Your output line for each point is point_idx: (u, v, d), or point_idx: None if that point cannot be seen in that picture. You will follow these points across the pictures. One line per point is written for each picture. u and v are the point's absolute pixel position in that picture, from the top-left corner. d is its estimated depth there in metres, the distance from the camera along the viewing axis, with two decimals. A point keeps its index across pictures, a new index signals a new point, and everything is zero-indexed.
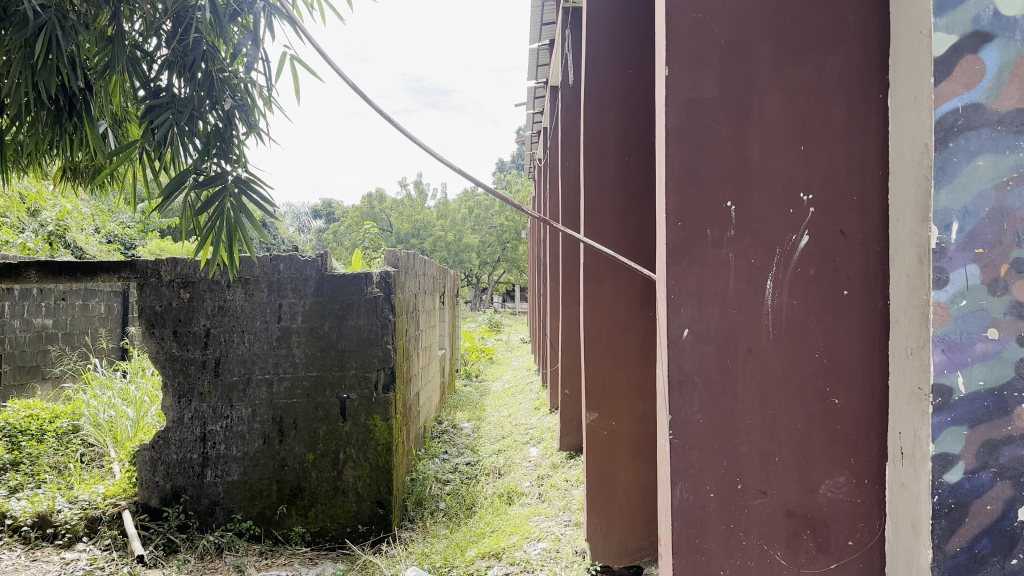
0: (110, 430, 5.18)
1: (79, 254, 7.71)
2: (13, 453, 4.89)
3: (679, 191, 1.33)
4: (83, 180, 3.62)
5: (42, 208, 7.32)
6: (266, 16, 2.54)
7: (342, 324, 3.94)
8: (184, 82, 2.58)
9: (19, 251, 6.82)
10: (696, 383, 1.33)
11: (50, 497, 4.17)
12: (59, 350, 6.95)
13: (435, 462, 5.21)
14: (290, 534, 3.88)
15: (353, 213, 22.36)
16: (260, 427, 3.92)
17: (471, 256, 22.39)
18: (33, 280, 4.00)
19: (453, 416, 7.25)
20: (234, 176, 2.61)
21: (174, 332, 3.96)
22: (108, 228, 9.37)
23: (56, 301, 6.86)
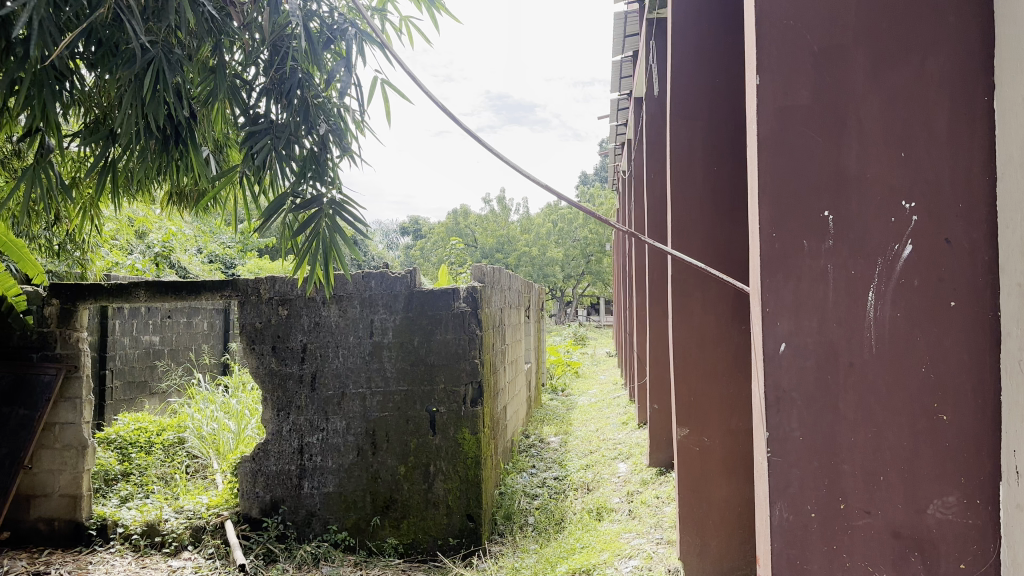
0: (213, 442, 5.35)
1: (183, 273, 8.17)
2: (125, 464, 5.22)
3: (773, 201, 1.32)
4: (188, 204, 3.81)
5: (150, 231, 7.85)
6: (358, 42, 2.62)
7: (431, 339, 4.02)
8: (281, 108, 2.69)
9: (128, 272, 7.20)
10: (795, 399, 1.30)
11: (159, 506, 4.41)
12: (166, 366, 7.32)
13: (523, 476, 5.23)
14: (383, 545, 3.96)
15: (438, 229, 22.82)
16: (354, 439, 4.02)
17: (555, 269, 22.45)
18: (142, 299, 4.21)
19: (540, 430, 7.28)
20: (329, 198, 2.71)
21: (273, 347, 4.12)
22: (209, 248, 9.88)
23: (163, 319, 7.24)
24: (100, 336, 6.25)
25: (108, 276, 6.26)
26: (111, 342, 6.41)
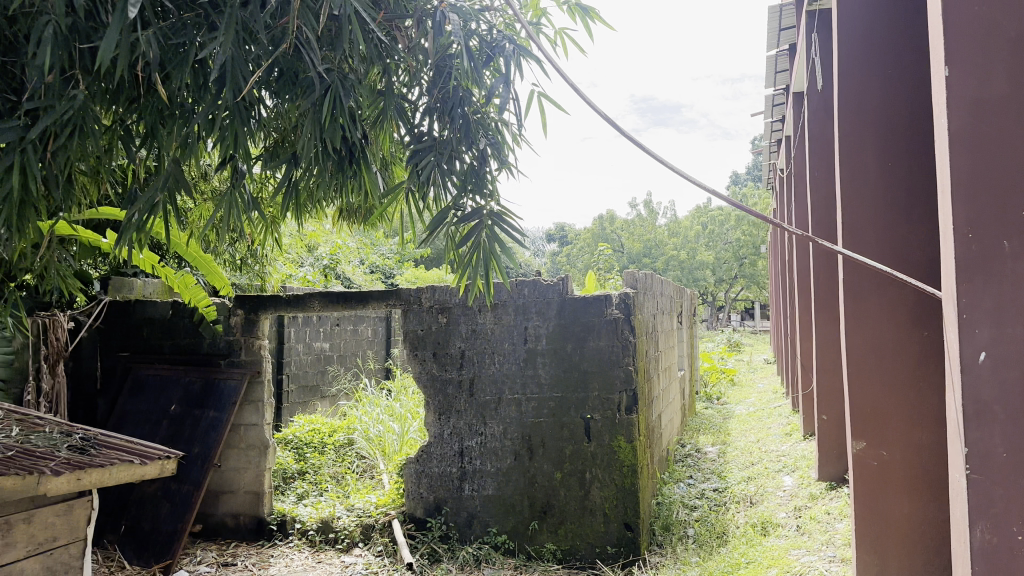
0: (379, 444, 5.64)
1: (348, 283, 8.68)
2: (301, 463, 5.61)
3: (972, 207, 1.39)
4: (356, 220, 4.03)
5: (319, 245, 8.42)
6: (515, 58, 2.69)
7: (584, 346, 4.04)
8: (444, 126, 2.81)
9: (301, 282, 7.73)
10: (998, 410, 1.36)
11: (332, 505, 4.72)
12: (335, 371, 7.79)
13: (681, 487, 5.12)
14: (542, 550, 4.00)
15: (587, 236, 22.85)
16: (512, 444, 4.10)
17: (708, 274, 21.84)
18: (314, 309, 4.50)
19: (696, 440, 7.10)
20: (488, 209, 2.80)
21: (433, 353, 4.28)
22: (370, 260, 10.41)
23: (331, 326, 7.70)
24: (276, 343, 6.74)
25: (284, 287, 6.78)
26: (286, 348, 6.89)
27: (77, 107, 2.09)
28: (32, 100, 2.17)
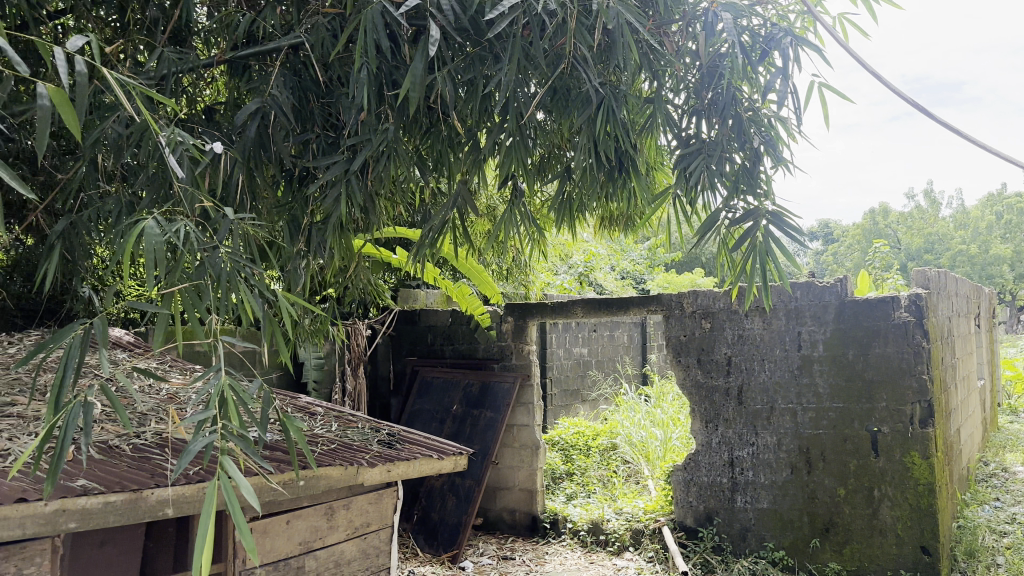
0: (643, 450, 5.68)
1: (601, 290, 9.01)
2: (569, 465, 5.81)
3: None
4: (619, 228, 4.08)
5: (575, 253, 8.81)
6: (793, 49, 2.55)
7: (868, 352, 3.72)
8: (716, 127, 2.73)
9: (559, 290, 8.21)
10: None
11: (601, 507, 4.84)
12: (596, 377, 7.95)
13: (986, 509, 4.55)
14: (825, 570, 3.76)
15: (857, 231, 21.14)
16: (788, 456, 3.90)
17: (1007, 269, 19.21)
18: (580, 315, 4.63)
19: (999, 457, 6.28)
20: (764, 210, 2.64)
21: (698, 359, 4.19)
22: (622, 265, 10.49)
23: (590, 332, 7.84)
24: (540, 348, 6.98)
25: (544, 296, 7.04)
26: (549, 354, 7.12)
27: (387, 140, 2.36)
28: (350, 137, 2.48)
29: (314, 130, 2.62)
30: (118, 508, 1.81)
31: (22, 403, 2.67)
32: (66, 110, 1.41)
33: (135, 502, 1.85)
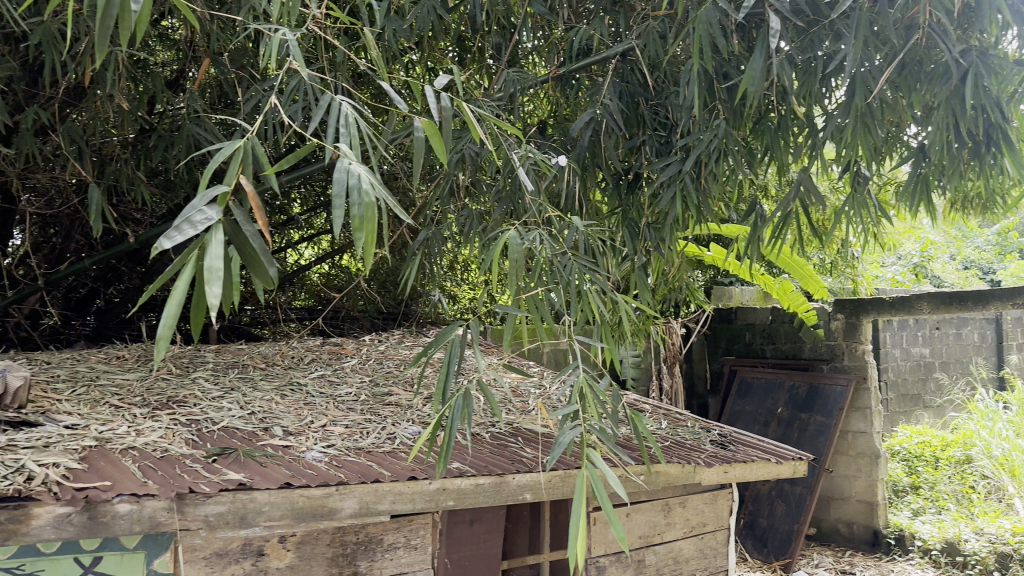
0: (1005, 464, 5.14)
1: (937, 281, 8.46)
2: (913, 477, 5.33)
3: None
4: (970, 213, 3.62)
5: (909, 242, 8.25)
6: None
7: None
8: None
9: (890, 282, 7.83)
10: None
11: (958, 525, 4.62)
12: (944, 382, 6.74)
13: None
14: None
15: None
16: None
17: None
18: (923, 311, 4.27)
19: None
20: None
21: None
22: (965, 251, 9.04)
23: (931, 330, 6.67)
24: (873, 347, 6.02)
25: (873, 289, 6.39)
26: (881, 355, 6.16)
27: (721, 136, 2.38)
28: (684, 136, 2.55)
29: (645, 131, 2.70)
30: (486, 490, 2.10)
31: (399, 396, 3.15)
32: (437, 138, 1.61)
33: (500, 485, 2.13)
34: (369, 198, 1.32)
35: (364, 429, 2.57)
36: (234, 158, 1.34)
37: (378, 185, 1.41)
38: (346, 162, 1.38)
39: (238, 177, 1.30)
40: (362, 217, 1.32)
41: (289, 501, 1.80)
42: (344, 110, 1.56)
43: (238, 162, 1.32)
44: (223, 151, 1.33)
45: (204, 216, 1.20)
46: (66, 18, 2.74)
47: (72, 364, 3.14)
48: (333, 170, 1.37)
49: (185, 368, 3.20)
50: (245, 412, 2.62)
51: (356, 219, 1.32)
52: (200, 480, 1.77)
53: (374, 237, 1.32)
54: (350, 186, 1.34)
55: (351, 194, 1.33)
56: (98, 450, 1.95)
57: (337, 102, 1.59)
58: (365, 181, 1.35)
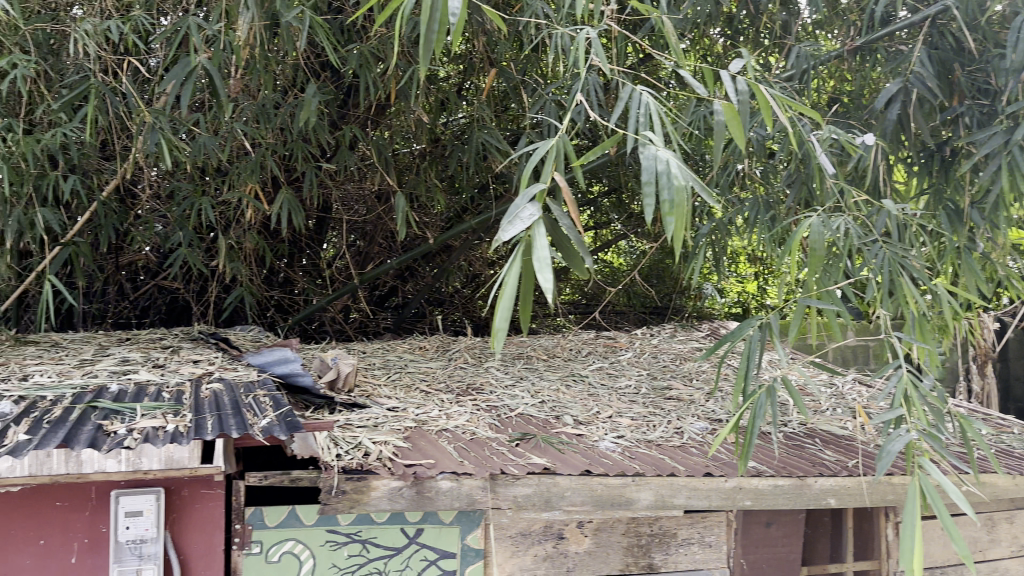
0: None
1: None
2: None
3: None
4: None
5: None
6: None
7: None
8: None
9: None
10: None
11: None
12: None
13: None
14: None
15: None
16: None
17: None
18: None
19: None
20: None
21: None
22: None
23: None
24: None
25: None
26: None
27: None
28: (1013, 102, 2.29)
29: (964, 101, 2.46)
30: (786, 492, 2.19)
31: (678, 387, 3.17)
32: (735, 120, 1.69)
33: (801, 488, 2.21)
34: (678, 181, 1.54)
35: (650, 421, 2.60)
36: (546, 159, 1.67)
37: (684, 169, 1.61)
38: (653, 149, 1.60)
39: (550, 177, 1.63)
40: (671, 200, 1.54)
41: (589, 488, 1.99)
42: (644, 102, 1.80)
43: (552, 164, 1.65)
44: (538, 153, 1.67)
45: (529, 210, 1.52)
46: (379, 43, 3.09)
47: (383, 353, 3.52)
48: (642, 157, 1.59)
49: (478, 358, 3.48)
50: (536, 400, 2.77)
51: (665, 202, 1.54)
52: (511, 462, 2.00)
53: (682, 219, 1.55)
54: (659, 172, 1.56)
55: (660, 179, 1.55)
56: (417, 431, 2.21)
57: (637, 94, 1.82)
58: (671, 166, 1.57)
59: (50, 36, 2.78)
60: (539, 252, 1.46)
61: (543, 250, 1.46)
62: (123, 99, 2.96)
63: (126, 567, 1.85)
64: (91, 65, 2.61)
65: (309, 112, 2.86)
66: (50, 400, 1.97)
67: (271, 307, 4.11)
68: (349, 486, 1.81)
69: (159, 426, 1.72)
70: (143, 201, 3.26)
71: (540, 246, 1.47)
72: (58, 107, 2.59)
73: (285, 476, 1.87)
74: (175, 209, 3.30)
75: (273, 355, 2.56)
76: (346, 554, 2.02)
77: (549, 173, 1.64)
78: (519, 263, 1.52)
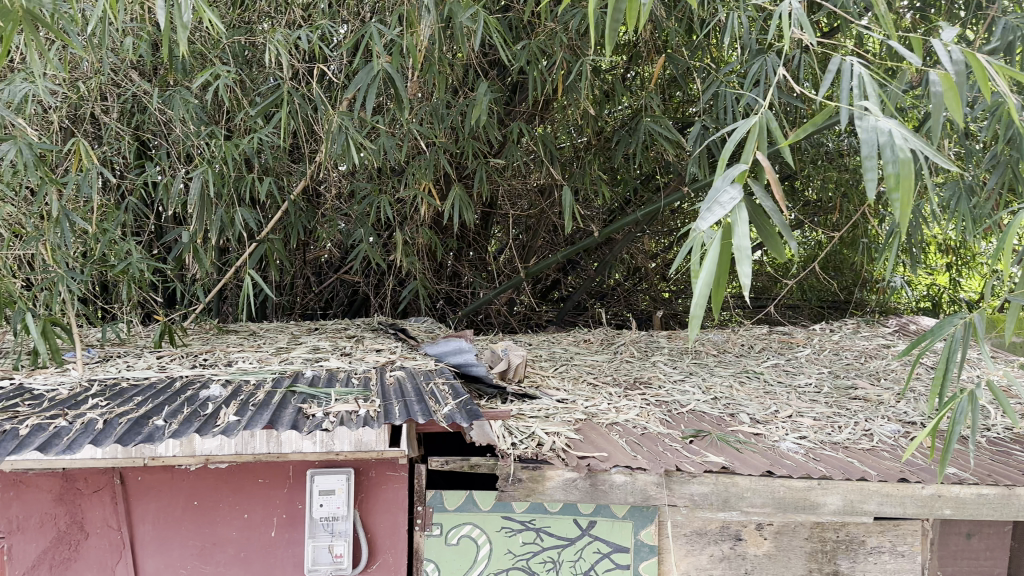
0: None
1: None
2: None
3: None
4: None
5: None
6: None
7: None
8: None
9: None
10: None
11: None
12: None
13: None
14: None
15: None
16: None
17: None
18: None
19: None
20: None
21: None
22: None
23: None
24: None
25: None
26: None
27: None
28: None
29: None
30: (991, 502, 2.00)
31: (864, 387, 2.98)
32: (953, 92, 1.54)
33: (1008, 498, 2.01)
34: (904, 155, 1.39)
35: (836, 422, 2.46)
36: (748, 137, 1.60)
37: (912, 138, 1.46)
38: (873, 120, 1.47)
39: (752, 156, 1.57)
40: (897, 174, 1.40)
41: (770, 489, 1.92)
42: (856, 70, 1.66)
43: (753, 141, 1.58)
44: (739, 131, 1.60)
45: (729, 195, 1.49)
46: (547, 39, 3.13)
47: (551, 345, 3.56)
48: (861, 130, 1.47)
49: (645, 352, 3.44)
50: (709, 396, 2.69)
51: (890, 177, 1.41)
52: (687, 460, 1.96)
53: (909, 194, 1.40)
54: (882, 144, 1.42)
55: (884, 153, 1.41)
56: (588, 424, 2.21)
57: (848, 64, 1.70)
58: (897, 136, 1.42)
59: (247, 49, 3.03)
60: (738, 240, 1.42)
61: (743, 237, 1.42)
62: (311, 104, 3.17)
63: (321, 542, 1.99)
64: (285, 74, 2.82)
65: (480, 111, 2.93)
66: (253, 385, 2.16)
67: (441, 299, 4.27)
68: (525, 475, 1.84)
69: (353, 410, 1.84)
70: (328, 200, 3.48)
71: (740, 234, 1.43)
72: (257, 113, 2.81)
73: (465, 462, 1.94)
74: (355, 207, 3.50)
75: (448, 345, 2.66)
76: (521, 541, 2.08)
77: (751, 153, 1.58)
78: (719, 249, 1.48)
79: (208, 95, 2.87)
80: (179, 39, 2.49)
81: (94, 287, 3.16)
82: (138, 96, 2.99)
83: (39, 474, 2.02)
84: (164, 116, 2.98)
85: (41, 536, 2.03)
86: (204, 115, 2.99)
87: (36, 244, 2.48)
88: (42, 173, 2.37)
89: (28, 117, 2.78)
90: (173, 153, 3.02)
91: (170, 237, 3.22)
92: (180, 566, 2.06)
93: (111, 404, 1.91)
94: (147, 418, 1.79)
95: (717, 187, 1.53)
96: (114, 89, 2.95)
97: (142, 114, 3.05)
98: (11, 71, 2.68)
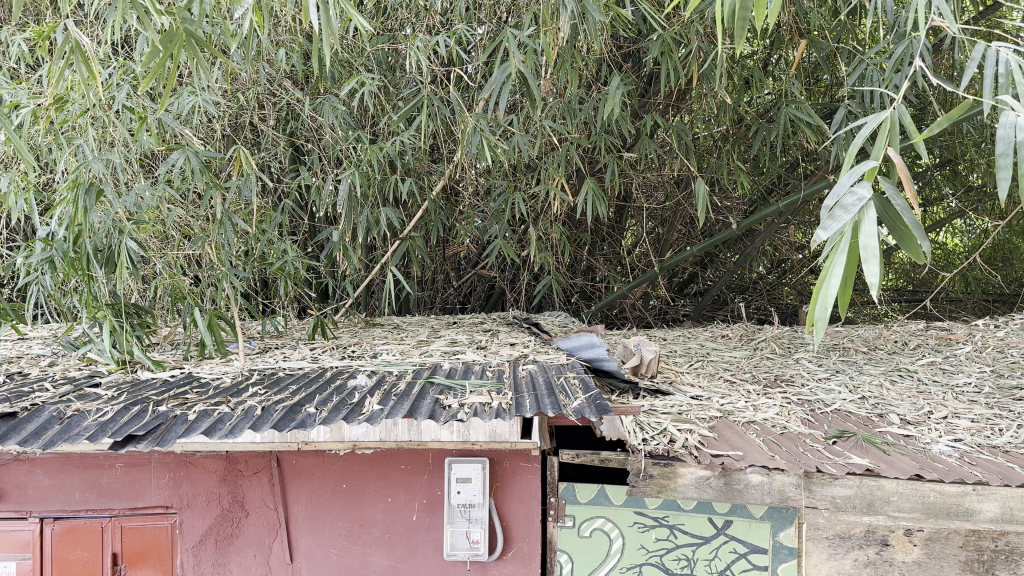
0: None
1: None
2: None
3: None
4: None
5: None
6: None
7: None
8: None
9: None
10: None
11: None
12: None
13: None
14: None
15: None
16: None
17: None
18: None
19: None
20: None
21: None
22: None
23: None
24: None
25: None
26: None
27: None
28: None
29: None
30: None
31: None
32: None
33: None
34: None
35: (996, 424, 2.28)
36: (878, 133, 1.55)
37: None
38: (1012, 115, 1.43)
39: (882, 152, 1.52)
40: None
41: (920, 494, 1.82)
42: (999, 58, 1.61)
43: (885, 137, 1.52)
44: (869, 127, 1.55)
45: (855, 195, 1.44)
46: (682, 28, 3.08)
47: (686, 341, 3.51)
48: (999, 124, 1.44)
49: (788, 349, 3.31)
50: (856, 395, 2.57)
51: None
52: (827, 462, 1.89)
53: None
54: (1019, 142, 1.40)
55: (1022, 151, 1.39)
56: (723, 421, 2.17)
57: (992, 51, 1.65)
58: None
59: (390, 55, 3.17)
60: (865, 242, 1.39)
61: (870, 239, 1.39)
62: (449, 106, 3.28)
63: (458, 528, 2.08)
64: (424, 78, 2.93)
65: (613, 106, 2.93)
66: (395, 375, 2.28)
67: (576, 294, 4.31)
68: (656, 471, 1.84)
69: (486, 402, 1.89)
70: (465, 199, 3.57)
71: (868, 234, 1.39)
72: (399, 118, 2.93)
73: (596, 455, 1.96)
74: (491, 204, 3.58)
75: (580, 339, 2.68)
76: (654, 537, 2.07)
77: (881, 148, 1.54)
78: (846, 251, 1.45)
79: (355, 101, 3.03)
80: (325, 49, 2.64)
81: (253, 284, 3.41)
82: (291, 104, 3.20)
83: (206, 456, 2.22)
84: (314, 122, 3.18)
85: (208, 512, 2.23)
86: (351, 120, 3.16)
87: (204, 244, 2.71)
88: (208, 179, 2.59)
89: (196, 128, 3.03)
90: (323, 157, 3.20)
91: (321, 236, 3.42)
92: (330, 545, 2.20)
93: (268, 392, 2.08)
94: (300, 406, 1.93)
95: (841, 185, 1.48)
96: (270, 99, 3.17)
97: (295, 121, 3.26)
98: (181, 86, 2.94)
